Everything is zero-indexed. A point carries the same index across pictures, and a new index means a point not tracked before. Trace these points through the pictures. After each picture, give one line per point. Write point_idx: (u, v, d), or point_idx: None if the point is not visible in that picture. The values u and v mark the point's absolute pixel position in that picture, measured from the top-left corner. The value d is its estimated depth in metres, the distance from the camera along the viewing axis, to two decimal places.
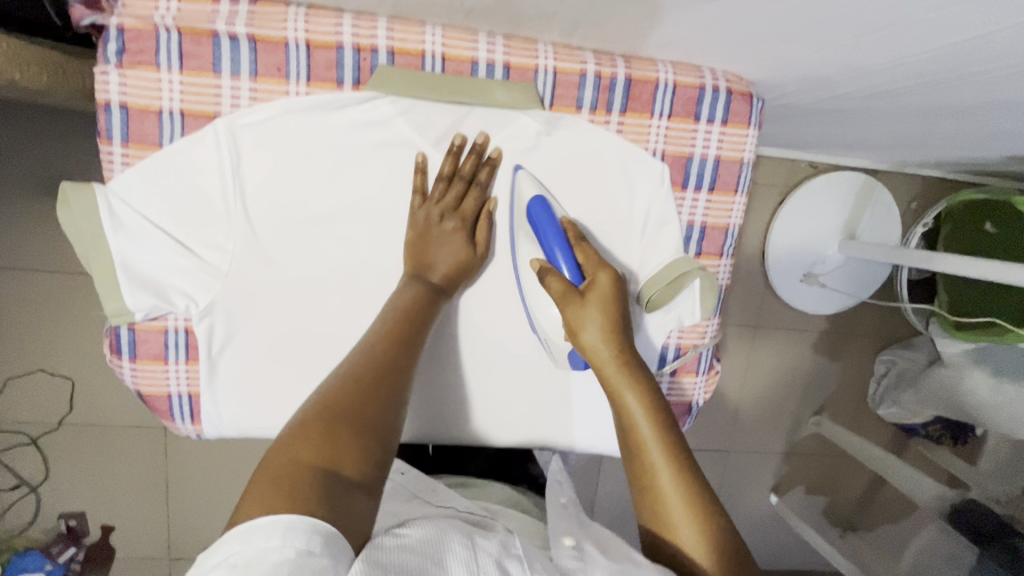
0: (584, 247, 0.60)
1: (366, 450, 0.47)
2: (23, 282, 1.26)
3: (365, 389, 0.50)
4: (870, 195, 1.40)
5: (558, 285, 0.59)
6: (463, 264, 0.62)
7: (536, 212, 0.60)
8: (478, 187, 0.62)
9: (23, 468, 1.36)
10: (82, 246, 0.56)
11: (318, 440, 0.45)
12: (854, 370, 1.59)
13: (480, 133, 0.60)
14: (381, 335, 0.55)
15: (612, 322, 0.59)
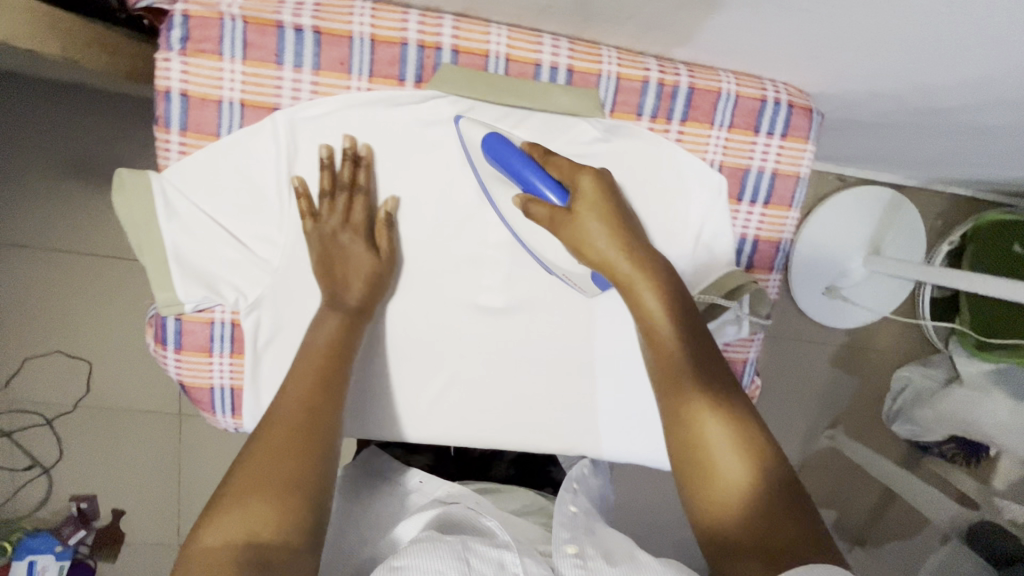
0: (553, 160, 0.56)
1: (289, 511, 0.45)
2: (49, 262, 1.27)
3: (286, 443, 0.48)
4: (896, 210, 1.38)
5: (541, 210, 0.56)
6: (373, 275, 0.59)
7: (491, 151, 0.56)
8: (361, 194, 0.58)
9: (37, 449, 1.35)
10: (137, 234, 0.55)
11: (236, 512, 0.44)
12: (871, 385, 1.58)
13: (345, 137, 0.56)
14: (300, 380, 0.53)
15: (615, 226, 0.55)
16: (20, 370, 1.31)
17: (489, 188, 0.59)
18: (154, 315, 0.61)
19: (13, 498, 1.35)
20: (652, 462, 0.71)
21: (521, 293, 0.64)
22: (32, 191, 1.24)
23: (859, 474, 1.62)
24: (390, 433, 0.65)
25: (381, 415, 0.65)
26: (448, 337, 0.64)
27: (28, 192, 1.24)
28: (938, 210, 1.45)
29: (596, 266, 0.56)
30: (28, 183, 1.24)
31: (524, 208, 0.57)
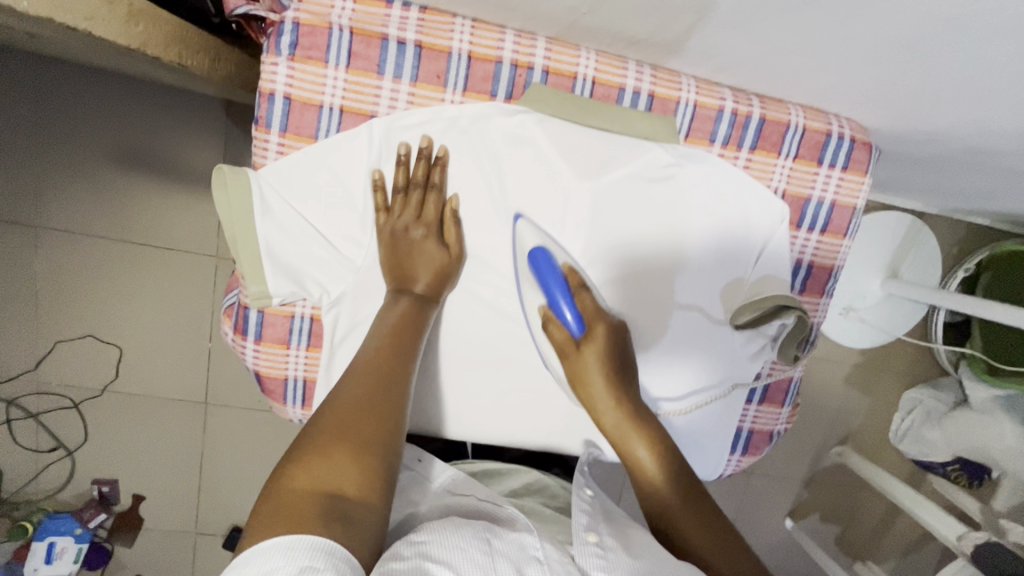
0: (583, 294, 0.61)
1: (371, 471, 0.46)
2: (84, 246, 1.28)
3: (369, 408, 0.50)
4: (915, 237, 1.42)
5: (557, 333, 0.62)
6: (441, 271, 0.61)
7: (535, 261, 0.60)
8: (434, 191, 0.60)
9: (62, 431, 1.36)
10: (232, 226, 0.57)
11: (323, 463, 0.44)
12: (879, 406, 1.62)
13: (421, 137, 0.59)
14: (374, 356, 0.55)
15: (610, 373, 0.62)
16: (50, 352, 1.32)
17: (522, 287, 0.64)
18: (236, 305, 0.63)
19: (37, 477, 1.37)
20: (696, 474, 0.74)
21: None
22: (71, 178, 1.25)
23: (864, 490, 1.66)
24: (450, 431, 0.68)
25: (443, 414, 0.67)
26: (514, 343, 0.66)
27: (67, 176, 1.24)
28: (954, 239, 1.49)
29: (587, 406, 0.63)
30: (68, 167, 1.24)
31: (546, 322, 0.63)
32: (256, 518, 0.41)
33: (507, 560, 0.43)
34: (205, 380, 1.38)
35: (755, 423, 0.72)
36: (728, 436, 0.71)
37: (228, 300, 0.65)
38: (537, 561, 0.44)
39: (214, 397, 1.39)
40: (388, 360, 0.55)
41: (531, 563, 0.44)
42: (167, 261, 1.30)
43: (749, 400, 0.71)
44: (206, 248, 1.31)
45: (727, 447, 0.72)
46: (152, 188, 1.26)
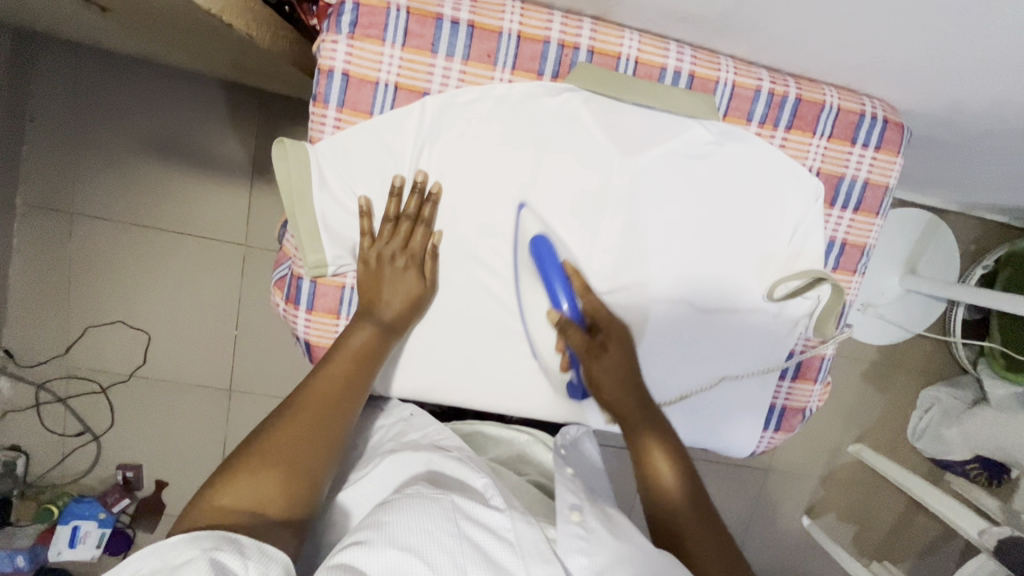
0: (590, 296, 0.64)
1: (298, 491, 0.52)
2: (117, 233, 1.31)
3: (313, 432, 0.55)
4: (932, 234, 1.44)
5: (575, 334, 0.63)
6: (415, 300, 0.63)
7: (541, 248, 0.63)
8: (423, 225, 0.62)
9: (90, 416, 1.38)
10: (290, 197, 0.60)
11: (251, 482, 0.51)
12: (897, 403, 1.62)
13: (420, 171, 0.61)
14: (334, 383, 0.58)
15: (623, 372, 0.65)
16: (80, 337, 1.35)
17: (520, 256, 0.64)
18: (288, 275, 0.65)
19: (64, 462, 1.39)
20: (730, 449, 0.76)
21: (628, 279, 0.68)
22: (107, 167, 1.28)
23: (881, 488, 1.65)
24: (490, 403, 0.69)
25: (485, 386, 0.68)
26: None
27: (103, 165, 1.27)
28: (972, 236, 1.51)
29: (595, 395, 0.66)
30: (105, 154, 1.27)
31: (562, 329, 0.64)
32: (183, 522, 0.48)
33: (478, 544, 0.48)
34: (230, 367, 1.40)
35: (788, 399, 0.75)
36: (761, 410, 0.74)
37: (278, 273, 0.68)
38: (508, 546, 0.49)
39: (239, 383, 1.41)
40: (346, 382, 0.59)
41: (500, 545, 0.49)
42: (198, 249, 1.33)
43: (782, 376, 0.74)
44: (235, 236, 1.33)
45: (761, 421, 0.74)
46: (185, 178, 1.29)
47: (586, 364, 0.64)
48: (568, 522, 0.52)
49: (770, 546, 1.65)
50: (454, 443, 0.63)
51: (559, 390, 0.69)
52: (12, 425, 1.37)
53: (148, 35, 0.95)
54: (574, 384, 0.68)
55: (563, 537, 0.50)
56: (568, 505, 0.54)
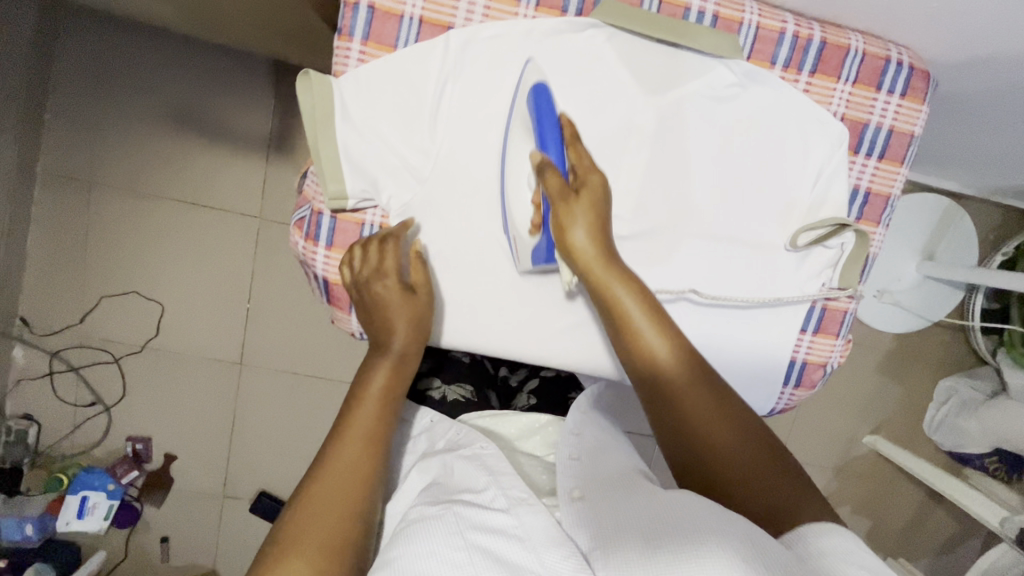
0: (578, 148, 0.62)
1: (337, 569, 0.50)
2: (136, 203, 1.32)
3: (336, 497, 0.54)
4: (951, 220, 1.42)
5: (554, 178, 0.60)
6: (412, 312, 0.62)
7: (536, 97, 0.61)
8: (393, 239, 0.62)
9: (102, 386, 1.38)
10: (313, 129, 0.60)
11: (285, 570, 0.49)
12: (914, 395, 1.59)
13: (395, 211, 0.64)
14: (332, 442, 0.58)
15: (598, 223, 0.61)
16: (95, 307, 1.36)
17: (510, 133, 0.62)
18: (307, 214, 0.66)
19: (74, 432, 1.39)
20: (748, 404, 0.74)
21: (648, 224, 0.67)
22: (127, 137, 1.29)
23: (896, 482, 1.62)
24: (506, 349, 0.69)
25: (502, 332, 0.68)
26: None
27: (122, 134, 1.29)
28: (990, 224, 1.48)
29: (570, 255, 0.61)
30: (125, 124, 1.29)
31: (540, 171, 0.60)
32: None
33: (480, 544, 0.49)
34: (241, 341, 1.40)
35: (809, 353, 0.73)
36: (781, 363, 0.72)
37: (297, 215, 0.68)
38: (516, 541, 0.51)
39: (249, 357, 1.40)
40: (369, 434, 0.59)
41: (510, 541, 0.51)
42: (213, 221, 1.34)
43: (803, 329, 0.72)
44: (250, 208, 1.34)
45: (781, 375, 0.73)
46: (202, 148, 1.30)
47: (559, 210, 0.60)
48: (570, 500, 0.57)
49: None
50: (468, 438, 0.66)
51: (524, 256, 0.65)
52: (26, 393, 1.37)
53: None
54: (542, 249, 0.64)
55: (567, 515, 0.55)
56: (569, 487, 0.59)
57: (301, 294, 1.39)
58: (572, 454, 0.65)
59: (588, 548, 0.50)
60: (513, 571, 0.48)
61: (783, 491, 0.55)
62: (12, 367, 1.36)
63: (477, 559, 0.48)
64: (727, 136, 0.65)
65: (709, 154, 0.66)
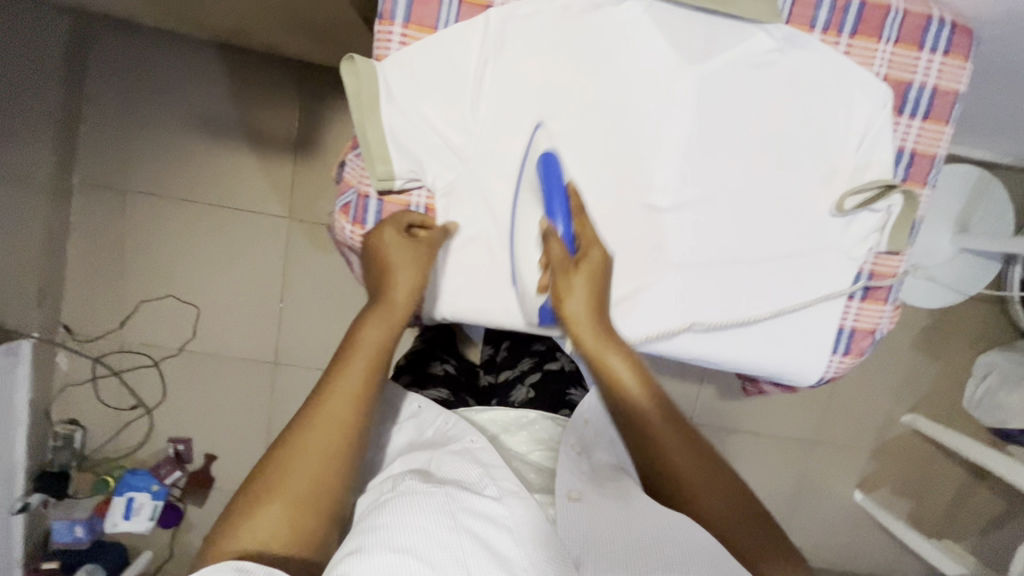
0: (582, 218, 0.64)
1: (306, 519, 0.54)
2: (169, 209, 1.35)
3: (325, 446, 0.56)
4: (984, 190, 1.38)
5: (556, 249, 0.62)
6: (415, 277, 0.63)
7: (545, 165, 0.63)
8: (399, 220, 0.64)
9: (142, 389, 1.42)
10: (360, 112, 0.61)
11: (261, 519, 0.53)
12: (953, 371, 1.54)
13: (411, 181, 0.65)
14: (337, 392, 0.58)
15: (594, 292, 0.64)
16: (134, 311, 1.39)
17: (519, 196, 0.65)
18: (353, 199, 0.68)
19: (118, 434, 1.43)
20: (796, 374, 0.74)
21: (691, 194, 0.67)
22: (158, 144, 1.32)
23: (936, 462, 1.58)
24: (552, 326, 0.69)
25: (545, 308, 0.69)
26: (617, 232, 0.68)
27: (154, 141, 1.32)
28: None
29: (568, 324, 0.64)
30: (157, 131, 1.32)
31: (546, 240, 0.63)
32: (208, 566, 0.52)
33: (470, 531, 0.51)
34: (274, 341, 1.42)
35: (857, 320, 0.72)
36: (829, 331, 0.72)
37: (341, 201, 0.70)
38: (506, 532, 0.52)
39: (283, 356, 1.42)
40: (356, 389, 0.59)
41: (499, 532, 0.52)
42: (243, 223, 1.36)
43: (851, 296, 0.72)
44: (279, 209, 1.36)
45: (830, 342, 0.72)
46: (231, 151, 1.33)
47: (559, 283, 0.63)
48: (566, 500, 0.59)
49: (819, 523, 1.59)
50: (457, 434, 0.67)
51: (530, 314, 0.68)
52: (70, 399, 1.40)
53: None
54: (547, 309, 0.66)
55: (562, 514, 0.57)
56: (566, 485, 0.60)
57: (330, 292, 1.40)
58: (573, 446, 0.67)
59: (575, 553, 0.53)
60: (501, 564, 0.49)
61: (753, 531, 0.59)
62: (56, 375, 1.39)
63: (468, 548, 0.49)
64: (769, 102, 0.65)
65: (750, 120, 0.66)
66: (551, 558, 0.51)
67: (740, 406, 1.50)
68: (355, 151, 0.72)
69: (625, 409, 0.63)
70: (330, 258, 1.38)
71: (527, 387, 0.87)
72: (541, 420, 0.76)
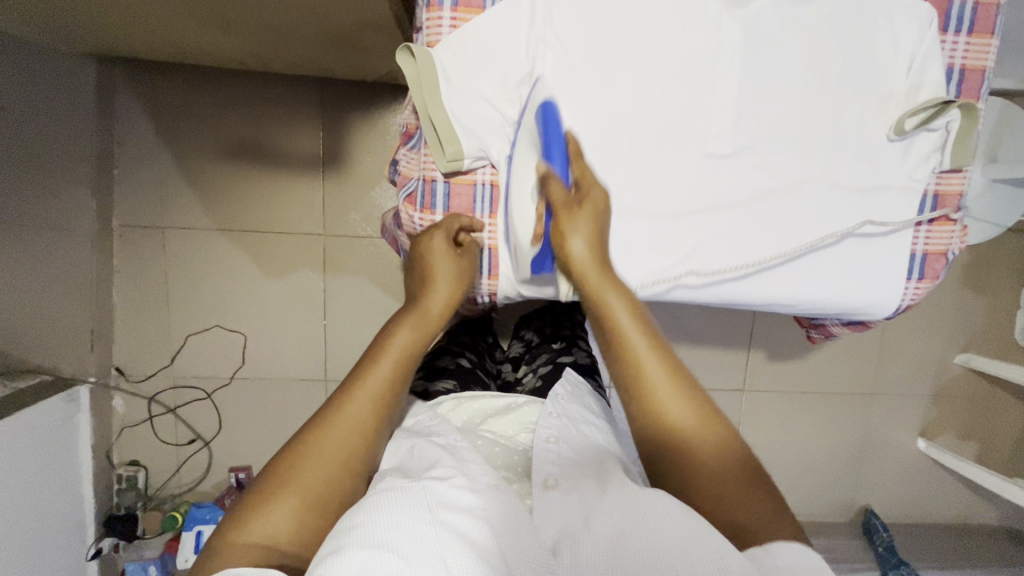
0: (581, 163, 0.64)
1: (312, 526, 0.55)
2: (206, 241, 1.37)
3: (343, 451, 0.58)
4: (1009, 116, 1.30)
5: (556, 187, 0.61)
6: (446, 291, 0.67)
7: (545, 115, 0.62)
8: (446, 230, 0.68)
9: (198, 422, 1.43)
10: (422, 98, 0.64)
11: (272, 512, 0.53)
12: (1002, 306, 1.51)
13: (487, 168, 0.70)
14: (368, 400, 0.60)
15: (597, 233, 0.63)
16: (183, 346, 1.40)
17: (516, 146, 0.65)
18: (418, 186, 0.70)
19: (180, 470, 1.44)
20: (873, 305, 0.73)
21: (748, 135, 0.68)
22: (190, 179, 1.35)
23: (996, 399, 1.55)
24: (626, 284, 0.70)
25: None
26: (681, 183, 0.68)
27: (185, 178, 1.35)
28: None
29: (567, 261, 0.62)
30: (189, 167, 1.34)
31: (544, 180, 0.62)
32: (212, 553, 0.52)
33: (449, 526, 0.51)
34: (323, 356, 1.42)
35: (927, 244, 0.73)
36: (901, 259, 0.72)
37: (405, 191, 0.72)
38: (481, 527, 0.53)
39: (333, 371, 1.43)
40: (381, 393, 0.61)
41: (474, 526, 0.53)
42: (280, 245, 1.38)
43: (919, 218, 0.72)
44: (313, 227, 1.37)
45: (903, 268, 0.72)
46: (260, 177, 1.35)
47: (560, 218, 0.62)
48: (543, 488, 0.60)
49: (887, 473, 1.56)
50: (439, 428, 0.69)
51: (523, 265, 0.68)
52: (129, 441, 1.42)
53: (207, 27, 0.98)
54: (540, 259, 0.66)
55: (540, 503, 0.58)
56: (544, 475, 0.63)
57: (369, 303, 1.41)
58: (549, 438, 0.69)
59: (552, 542, 0.54)
60: (478, 555, 0.50)
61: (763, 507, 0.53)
62: (114, 418, 1.41)
63: (447, 541, 0.50)
64: (810, 39, 0.66)
65: (796, 58, 0.66)
66: (529, 556, 0.53)
67: (792, 366, 1.49)
68: (407, 145, 0.74)
69: (624, 372, 0.59)
70: (367, 269, 1.40)
71: (537, 376, 0.94)
72: (531, 403, 0.79)
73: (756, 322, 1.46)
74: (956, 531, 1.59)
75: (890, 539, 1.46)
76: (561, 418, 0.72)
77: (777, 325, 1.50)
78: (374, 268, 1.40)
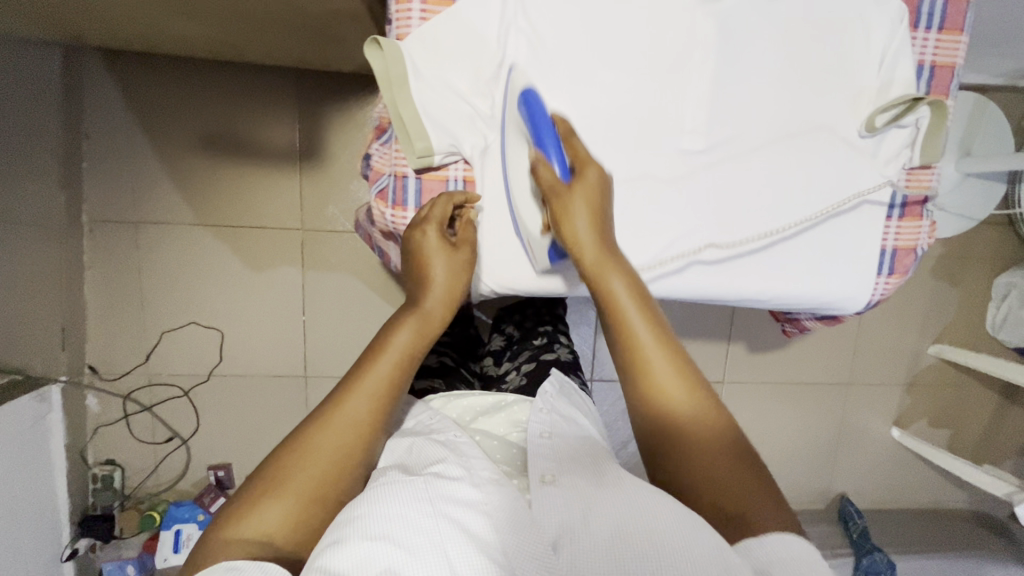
0: (573, 141, 0.62)
1: (306, 526, 0.54)
2: (179, 235, 1.34)
3: (338, 453, 0.56)
4: (983, 110, 1.31)
5: (547, 175, 0.60)
6: (444, 279, 0.64)
7: (527, 102, 0.61)
8: (438, 216, 0.65)
9: (175, 420, 1.40)
10: (392, 90, 0.62)
11: (264, 510, 0.52)
12: (972, 297, 1.54)
13: (461, 163, 0.68)
14: (367, 401, 0.58)
15: (594, 210, 0.61)
16: (158, 342, 1.38)
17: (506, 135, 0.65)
18: (390, 182, 0.69)
19: (157, 468, 1.41)
20: (845, 300, 0.74)
21: (723, 131, 0.68)
22: (161, 172, 1.32)
23: (968, 387, 1.58)
24: None
25: None
26: (656, 178, 0.68)
27: (157, 170, 1.31)
28: None
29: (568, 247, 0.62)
30: (160, 158, 1.31)
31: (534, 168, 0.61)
32: (202, 548, 0.52)
33: (449, 518, 0.52)
34: (302, 352, 1.41)
35: (898, 240, 0.74)
36: (873, 253, 0.73)
37: (377, 187, 0.71)
38: (482, 518, 0.53)
39: (312, 367, 1.41)
40: (379, 394, 0.59)
41: (476, 517, 0.53)
42: (257, 239, 1.35)
43: (889, 216, 0.73)
44: (290, 221, 1.35)
45: (876, 264, 0.73)
46: (234, 169, 1.32)
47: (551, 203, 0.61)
48: (541, 484, 0.58)
49: (863, 460, 1.60)
50: (441, 426, 0.67)
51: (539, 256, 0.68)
52: (105, 439, 1.39)
53: (174, 17, 0.96)
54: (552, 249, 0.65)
55: (539, 497, 0.56)
56: (541, 470, 0.60)
57: (349, 298, 1.39)
58: (542, 433, 0.67)
59: (553, 536, 0.52)
60: (480, 547, 0.51)
61: (753, 491, 0.53)
62: (88, 417, 1.38)
63: (446, 532, 0.50)
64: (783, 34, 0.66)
65: (769, 53, 0.66)
66: (527, 548, 0.51)
67: (771, 357, 1.50)
68: (381, 139, 0.72)
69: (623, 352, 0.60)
70: (346, 264, 1.38)
71: (520, 374, 0.92)
72: (522, 402, 0.77)
73: (736, 314, 1.47)
74: (927, 515, 1.63)
75: (863, 525, 1.48)
76: (552, 414, 0.71)
77: (757, 317, 1.51)
78: (354, 262, 1.38)
